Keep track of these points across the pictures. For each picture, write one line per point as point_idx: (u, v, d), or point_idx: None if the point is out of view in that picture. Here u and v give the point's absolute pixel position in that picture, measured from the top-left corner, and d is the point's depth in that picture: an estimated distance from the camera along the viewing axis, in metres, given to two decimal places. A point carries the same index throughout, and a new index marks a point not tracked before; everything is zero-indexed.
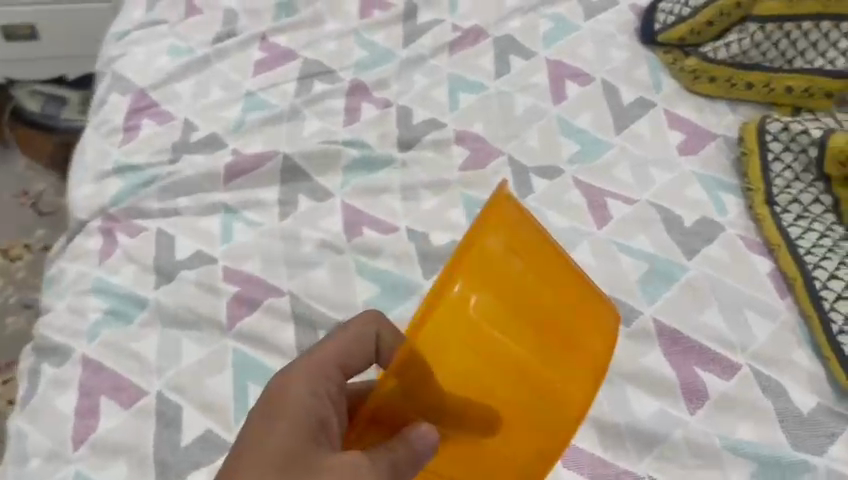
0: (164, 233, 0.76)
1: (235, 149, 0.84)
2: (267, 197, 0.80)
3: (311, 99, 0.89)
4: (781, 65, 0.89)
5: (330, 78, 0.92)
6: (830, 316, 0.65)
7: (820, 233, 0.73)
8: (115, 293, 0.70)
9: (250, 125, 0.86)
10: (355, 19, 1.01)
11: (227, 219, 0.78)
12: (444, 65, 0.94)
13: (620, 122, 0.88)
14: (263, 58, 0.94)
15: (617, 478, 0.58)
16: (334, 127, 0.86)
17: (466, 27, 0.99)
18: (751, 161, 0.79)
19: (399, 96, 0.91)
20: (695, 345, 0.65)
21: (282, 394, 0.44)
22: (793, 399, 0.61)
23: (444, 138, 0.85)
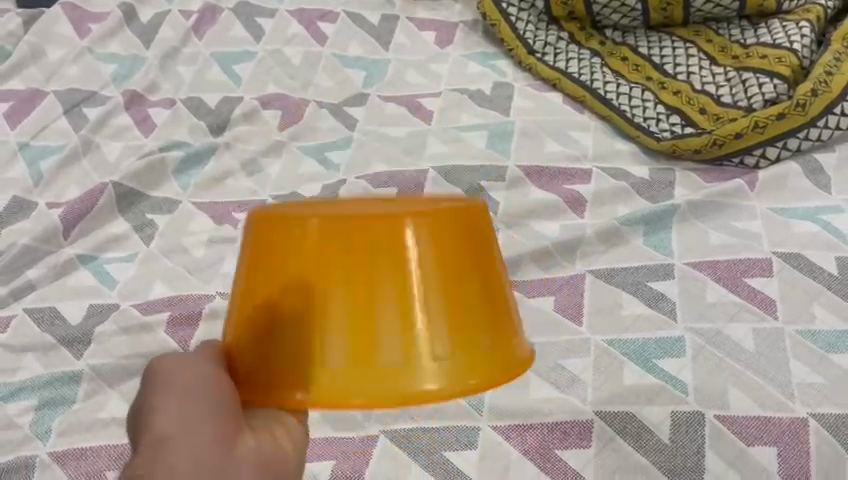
0: (35, 310, 0.68)
1: (50, 202, 0.76)
2: (121, 230, 0.75)
3: (95, 126, 0.83)
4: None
5: (97, 100, 0.87)
6: (621, 108, 0.85)
7: (576, 59, 0.92)
8: (29, 387, 0.62)
9: (50, 173, 0.78)
10: (77, 40, 0.94)
11: (93, 267, 0.72)
12: (202, 50, 0.94)
13: (381, 40, 0.97)
14: (10, 107, 0.84)
15: (569, 282, 0.70)
16: (138, 142, 0.83)
17: (196, 10, 0.99)
18: (501, 28, 0.95)
19: (178, 91, 0.89)
20: (553, 170, 0.80)
21: None
22: (634, 174, 0.79)
23: (250, 108, 0.87)
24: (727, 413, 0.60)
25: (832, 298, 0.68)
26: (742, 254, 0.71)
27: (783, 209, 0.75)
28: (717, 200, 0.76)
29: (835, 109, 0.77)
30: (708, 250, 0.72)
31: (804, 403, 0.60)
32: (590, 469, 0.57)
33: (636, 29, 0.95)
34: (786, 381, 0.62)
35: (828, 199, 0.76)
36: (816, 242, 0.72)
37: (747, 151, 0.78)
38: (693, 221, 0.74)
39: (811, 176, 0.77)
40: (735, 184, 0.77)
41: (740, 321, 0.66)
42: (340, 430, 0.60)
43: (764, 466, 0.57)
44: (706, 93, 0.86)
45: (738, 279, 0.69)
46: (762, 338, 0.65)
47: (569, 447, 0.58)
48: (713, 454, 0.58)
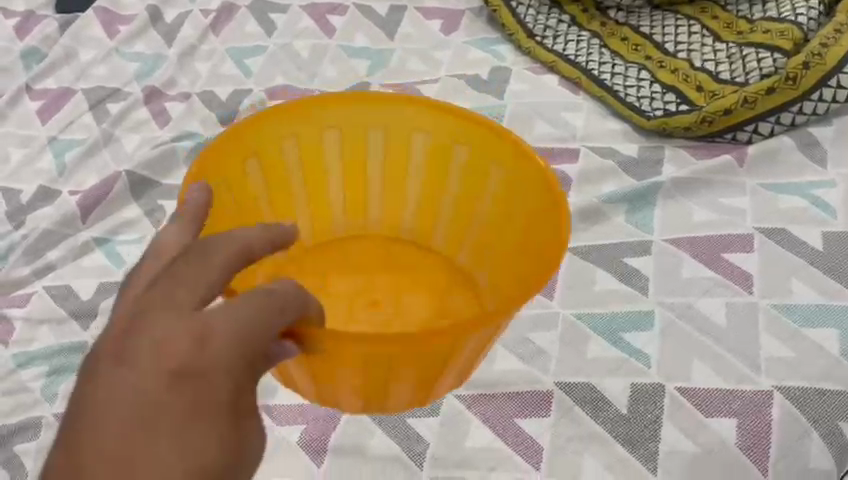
0: (53, 288, 0.75)
1: (72, 191, 0.83)
2: (133, 215, 0.81)
3: (116, 120, 0.90)
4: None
5: (120, 96, 0.94)
6: (615, 88, 0.85)
7: (575, 41, 0.92)
8: (42, 354, 0.69)
9: (72, 164, 0.85)
10: (107, 42, 1.02)
11: (106, 248, 0.78)
12: (218, 47, 0.99)
13: (387, 30, 1.00)
14: (42, 105, 0.92)
15: None
16: (154, 134, 0.89)
17: (214, 8, 1.04)
18: (502, 13, 0.96)
19: (194, 86, 0.95)
20: (542, 151, 0.81)
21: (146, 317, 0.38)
22: (622, 153, 0.80)
23: (258, 99, 0.92)
24: (689, 385, 0.60)
25: (813, 273, 0.67)
26: (724, 230, 0.71)
27: (774, 184, 0.74)
28: (705, 176, 0.75)
29: (829, 81, 0.76)
30: (690, 226, 0.72)
31: (770, 376, 0.60)
32: (546, 436, 0.58)
33: (640, 9, 0.95)
34: (755, 353, 0.62)
35: (821, 173, 0.74)
36: (803, 217, 0.71)
37: (737, 126, 0.77)
38: (677, 197, 0.74)
39: (805, 150, 0.76)
40: (725, 160, 0.76)
41: (714, 295, 0.66)
42: None
43: (723, 436, 0.58)
44: (704, 70, 0.85)
45: (717, 254, 0.69)
46: (734, 312, 0.65)
47: (527, 415, 0.60)
48: (670, 425, 0.58)
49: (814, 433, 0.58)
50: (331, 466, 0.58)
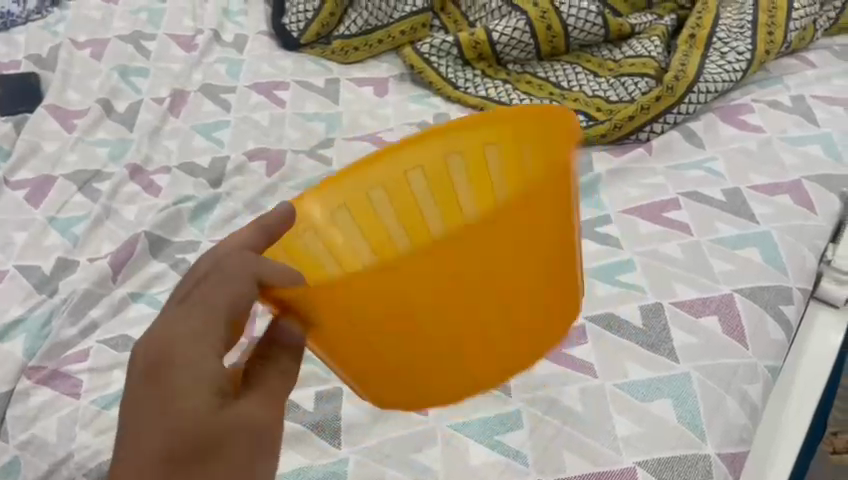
0: (108, 339, 0.79)
1: (91, 258, 0.88)
2: (159, 268, 0.87)
3: (110, 194, 0.96)
4: (387, 21, 1.22)
5: (103, 175, 1.00)
6: None
7: (493, 89, 1.14)
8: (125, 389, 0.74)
9: (85, 235, 0.90)
10: (67, 134, 1.07)
11: (144, 299, 0.84)
12: (181, 126, 1.09)
13: (331, 97, 1.15)
14: (28, 193, 0.96)
15: None
16: (151, 202, 0.96)
17: (165, 95, 1.14)
18: (428, 75, 1.16)
19: (170, 159, 1.04)
20: None
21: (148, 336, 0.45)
22: None
23: (241, 161, 1.02)
24: (676, 299, 0.80)
25: (727, 215, 0.91)
26: (656, 197, 0.94)
27: (675, 165, 0.99)
28: (627, 165, 0.99)
29: (693, 88, 1.05)
30: (629, 200, 0.94)
31: (727, 284, 0.82)
32: (593, 355, 0.75)
33: (531, 61, 1.19)
34: (712, 273, 0.83)
35: (705, 153, 1.00)
36: (706, 182, 0.96)
37: (639, 127, 1.03)
38: (614, 183, 0.97)
39: (689, 138, 1.03)
40: (637, 154, 1.01)
41: (669, 241, 0.87)
42: None
43: (712, 328, 0.77)
44: (597, 96, 1.11)
45: (659, 214, 0.91)
46: (686, 249, 0.86)
47: (574, 346, 0.76)
48: (676, 329, 0.77)
49: (768, 316, 0.80)
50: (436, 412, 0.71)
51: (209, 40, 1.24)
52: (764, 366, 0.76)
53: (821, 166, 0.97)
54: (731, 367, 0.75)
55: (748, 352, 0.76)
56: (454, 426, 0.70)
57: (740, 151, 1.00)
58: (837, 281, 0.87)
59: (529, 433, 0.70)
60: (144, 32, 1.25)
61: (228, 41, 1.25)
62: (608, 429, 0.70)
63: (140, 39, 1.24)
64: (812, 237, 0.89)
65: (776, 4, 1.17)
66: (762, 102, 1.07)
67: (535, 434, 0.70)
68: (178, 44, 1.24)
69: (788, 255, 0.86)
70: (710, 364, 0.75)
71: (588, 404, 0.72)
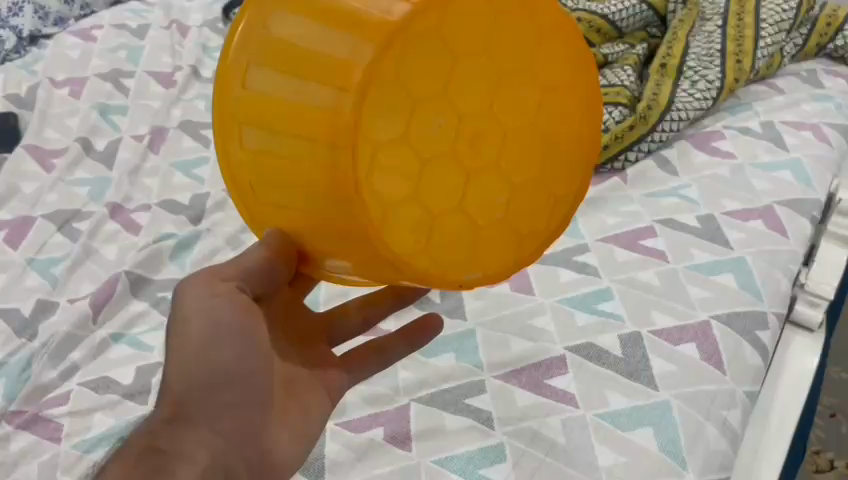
0: (89, 382, 0.79)
1: (71, 299, 0.88)
2: (140, 307, 0.87)
3: (90, 233, 0.96)
4: None
5: (83, 215, 1.00)
6: None
7: None
8: (107, 431, 0.74)
9: (65, 276, 0.90)
10: (46, 174, 1.07)
11: (125, 339, 0.84)
12: (161, 163, 1.10)
13: None
14: (7, 234, 0.96)
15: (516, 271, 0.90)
16: (131, 240, 0.96)
17: (144, 132, 1.15)
18: None
19: (150, 197, 1.04)
20: None
21: None
22: None
23: (221, 197, 1.03)
24: (654, 327, 0.82)
25: (703, 243, 0.92)
26: (632, 225, 0.95)
27: (651, 193, 1.01)
28: (604, 195, 1.01)
29: (664, 118, 1.07)
30: (606, 228, 0.95)
31: (704, 311, 0.83)
32: (575, 385, 0.76)
33: None
34: (689, 300, 0.84)
35: (679, 180, 1.02)
36: (681, 209, 0.97)
37: (613, 156, 1.05)
38: (591, 212, 0.98)
39: (663, 167, 1.05)
40: (612, 184, 1.03)
41: (646, 269, 0.89)
42: (377, 405, 0.76)
43: (690, 356, 0.79)
44: None
45: (635, 242, 0.93)
46: (663, 276, 0.88)
47: (555, 376, 0.77)
48: (655, 357, 0.78)
49: (744, 341, 0.81)
50: (419, 448, 0.71)
51: (188, 76, 1.25)
52: (742, 391, 0.77)
53: (792, 191, 0.99)
54: (709, 393, 0.76)
55: (726, 378, 0.77)
56: (438, 460, 0.70)
57: (713, 178, 1.02)
58: (811, 305, 0.88)
59: (512, 466, 0.70)
60: (123, 70, 1.26)
61: (207, 77, 1.26)
62: (590, 459, 0.70)
63: (119, 77, 1.25)
64: (785, 262, 0.91)
65: (743, 33, 1.20)
66: (733, 128, 1.10)
67: (517, 466, 0.70)
68: (158, 80, 1.25)
69: (763, 280, 0.87)
70: (689, 391, 0.75)
71: (571, 435, 0.72)
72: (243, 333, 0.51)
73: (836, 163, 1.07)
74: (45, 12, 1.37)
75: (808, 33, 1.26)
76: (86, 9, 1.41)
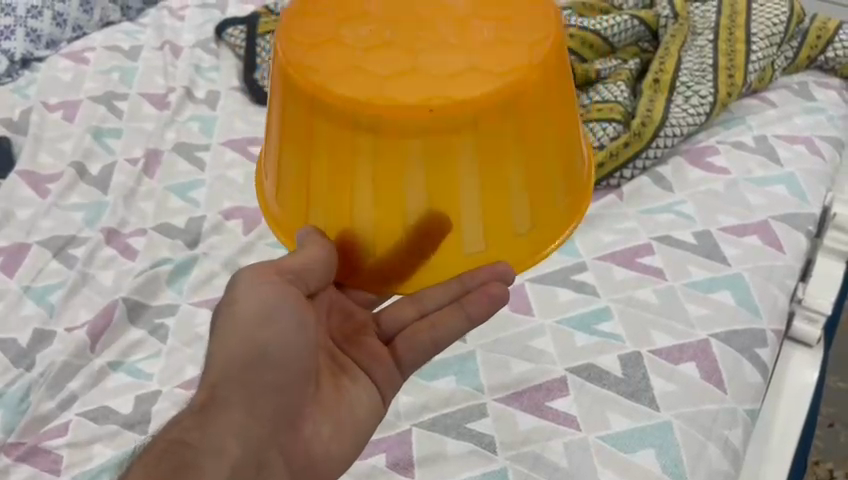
0: (87, 412, 0.78)
1: (68, 327, 0.88)
2: (138, 334, 0.87)
3: (86, 260, 0.95)
4: None
5: (79, 241, 1.00)
6: None
7: None
8: (107, 464, 0.73)
9: (61, 304, 0.90)
10: (41, 199, 1.06)
11: (124, 367, 0.83)
12: (156, 186, 1.09)
13: None
14: (2, 262, 0.95)
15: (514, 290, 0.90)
16: (128, 266, 0.96)
17: (139, 155, 1.14)
18: None
19: (146, 221, 1.03)
20: None
21: None
22: None
23: (217, 221, 1.03)
24: (655, 347, 0.82)
25: (700, 259, 0.92)
26: (629, 242, 0.95)
27: (647, 209, 1.01)
28: (600, 211, 1.01)
29: (659, 134, 1.08)
30: (603, 246, 0.95)
31: (703, 329, 0.83)
32: (576, 407, 0.76)
33: None
34: (687, 318, 0.85)
35: (675, 196, 1.03)
36: (677, 226, 0.98)
37: (609, 174, 1.05)
38: (588, 229, 0.98)
39: (658, 183, 1.05)
40: (608, 201, 1.03)
41: (644, 287, 0.89)
42: (378, 431, 0.75)
43: (691, 375, 0.79)
44: None
45: (632, 260, 0.93)
46: (662, 294, 0.88)
47: (556, 398, 0.77)
48: (656, 377, 0.79)
49: (744, 360, 0.81)
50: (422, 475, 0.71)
51: (182, 97, 1.24)
52: (743, 410, 0.77)
53: (787, 206, 1.00)
54: (710, 413, 0.76)
55: (727, 397, 0.77)
56: None
57: (709, 193, 1.02)
58: (808, 320, 0.89)
59: None
60: (116, 92, 1.26)
61: (200, 98, 1.26)
62: None
63: (112, 100, 1.25)
64: (782, 277, 0.91)
65: (735, 47, 1.21)
66: (727, 143, 1.10)
67: None
68: (151, 102, 1.25)
69: (761, 296, 0.88)
70: (690, 411, 0.76)
71: (573, 458, 0.72)
72: (288, 319, 0.55)
73: (829, 176, 1.08)
74: (36, 35, 1.35)
75: (798, 46, 1.28)
76: (77, 30, 1.41)
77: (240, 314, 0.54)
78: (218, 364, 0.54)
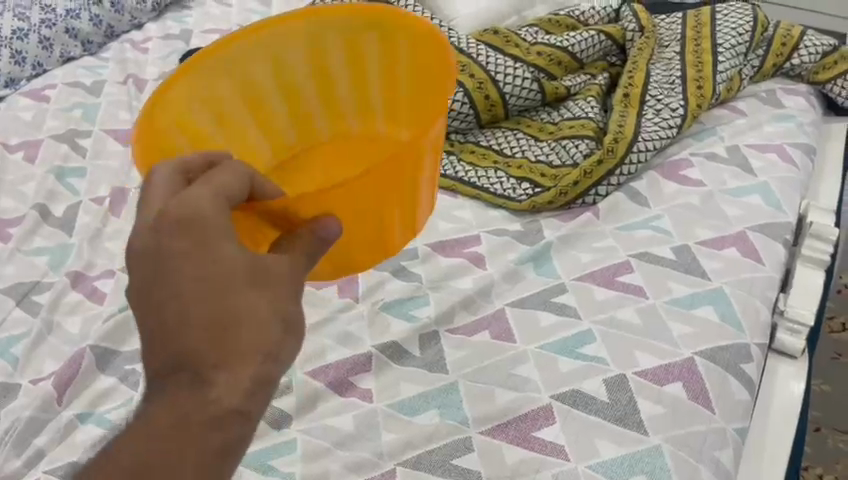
0: (55, 469, 0.75)
1: (34, 380, 0.84)
2: (107, 382, 0.84)
3: (52, 307, 0.92)
4: None
5: (43, 287, 0.96)
6: (485, 185, 1.08)
7: None
8: None
9: (26, 355, 0.86)
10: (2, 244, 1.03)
11: (93, 418, 0.80)
12: (123, 226, 1.06)
13: None
14: None
15: (495, 315, 0.88)
16: (95, 311, 0.93)
17: (104, 194, 1.11)
18: None
19: (113, 262, 1.00)
20: (450, 242, 0.99)
21: (183, 236, 0.47)
22: (511, 229, 1.02)
23: None
24: (640, 368, 0.80)
25: (679, 275, 0.91)
26: (608, 261, 0.94)
27: (624, 226, 1.00)
28: (577, 230, 1.00)
29: (632, 149, 1.07)
30: (582, 266, 0.94)
31: (687, 347, 0.82)
32: (563, 436, 0.74)
33: (472, 130, 1.20)
34: (671, 337, 0.83)
35: (651, 211, 1.02)
36: (655, 242, 0.97)
37: (584, 191, 1.04)
38: (565, 249, 0.97)
39: (633, 198, 1.05)
40: (585, 218, 1.02)
41: (626, 306, 0.88)
42: (360, 473, 0.73)
43: (677, 396, 0.77)
44: (540, 162, 1.11)
45: (612, 279, 0.91)
46: (644, 313, 0.86)
47: (542, 426, 0.75)
48: (643, 400, 0.77)
49: (730, 376, 0.80)
50: None
51: None
52: (732, 429, 0.77)
53: (763, 216, 0.99)
54: (700, 435, 0.75)
55: (715, 417, 0.76)
56: None
57: (685, 207, 1.02)
58: (791, 332, 0.88)
59: None
60: (79, 130, 1.23)
61: None
62: None
63: (75, 137, 1.22)
64: (763, 289, 0.90)
65: (701, 59, 1.21)
66: (700, 155, 1.10)
67: None
68: (116, 138, 1.22)
69: (743, 310, 0.87)
70: (681, 434, 0.74)
71: None
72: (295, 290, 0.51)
73: (802, 183, 1.08)
74: None
75: (764, 54, 1.28)
76: (37, 68, 1.37)
77: (239, 344, 0.46)
78: (246, 346, 0.47)
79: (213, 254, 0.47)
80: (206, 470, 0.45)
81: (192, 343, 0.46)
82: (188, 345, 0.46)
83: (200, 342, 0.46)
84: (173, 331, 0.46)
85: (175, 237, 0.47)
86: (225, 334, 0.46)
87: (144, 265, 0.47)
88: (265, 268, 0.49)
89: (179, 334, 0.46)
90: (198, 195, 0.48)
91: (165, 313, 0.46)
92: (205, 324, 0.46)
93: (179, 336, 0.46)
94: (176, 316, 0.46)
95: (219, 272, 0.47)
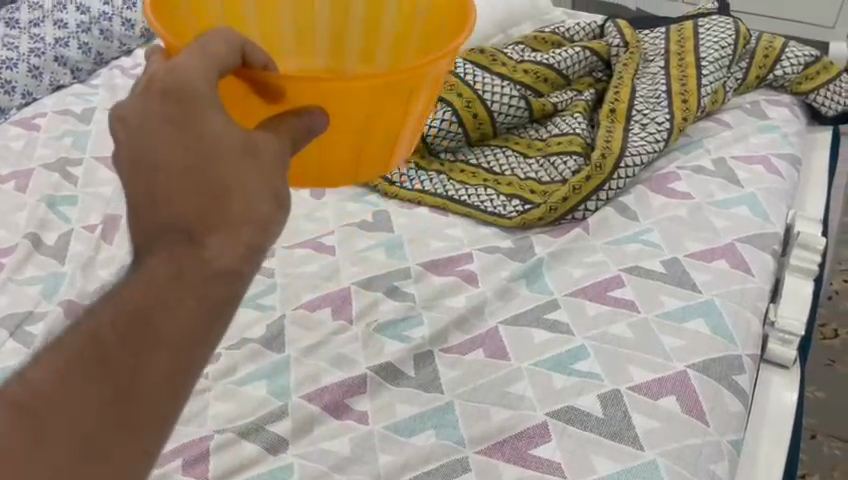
0: None
1: None
2: None
3: (45, 337, 0.92)
4: None
5: (37, 318, 0.96)
6: (475, 203, 1.08)
7: (426, 179, 1.14)
8: None
9: None
10: None
11: None
12: (115, 254, 1.06)
13: None
14: None
15: (489, 333, 0.88)
16: None
17: (96, 222, 1.11)
18: None
19: None
20: (441, 259, 0.99)
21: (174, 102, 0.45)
22: (502, 246, 1.03)
23: None
24: (633, 383, 0.81)
25: (670, 288, 0.92)
26: (599, 276, 0.95)
27: (613, 241, 1.01)
28: (568, 245, 1.00)
29: (620, 164, 1.08)
30: (573, 282, 0.94)
31: (680, 360, 0.83)
32: (559, 453, 0.75)
33: (462, 148, 1.20)
34: (663, 350, 0.84)
35: (641, 225, 1.03)
36: (645, 255, 0.97)
37: (573, 207, 1.05)
38: (556, 265, 0.98)
39: (623, 213, 1.06)
40: (575, 234, 1.02)
41: (618, 321, 0.88)
42: None
43: (671, 409, 0.78)
44: (530, 179, 1.12)
45: (604, 294, 0.92)
46: (636, 328, 0.87)
47: (539, 444, 0.76)
48: (637, 415, 0.77)
49: (723, 388, 0.81)
50: None
51: None
52: (727, 442, 0.77)
53: (751, 227, 1.01)
54: (695, 448, 0.75)
55: (710, 430, 0.77)
56: None
57: (674, 220, 1.03)
58: (781, 342, 0.89)
59: None
60: (70, 158, 1.23)
61: None
62: None
63: (66, 166, 1.22)
64: (753, 300, 0.91)
65: (685, 73, 1.23)
66: (688, 168, 1.11)
67: None
68: (107, 166, 1.22)
69: (734, 322, 0.88)
70: (676, 447, 0.75)
71: None
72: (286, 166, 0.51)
73: (789, 194, 1.09)
74: None
75: (747, 66, 1.29)
76: (27, 97, 1.38)
77: (233, 212, 0.47)
78: (238, 220, 0.47)
79: (201, 124, 0.46)
80: (209, 319, 0.46)
81: (187, 206, 0.46)
82: (180, 207, 0.46)
83: (193, 203, 0.46)
84: (163, 197, 0.46)
85: (161, 102, 0.46)
86: (221, 201, 0.47)
87: (131, 129, 0.46)
88: (256, 145, 0.48)
89: (169, 196, 0.46)
90: (186, 64, 0.46)
91: (154, 173, 0.46)
92: (199, 189, 0.46)
93: (171, 199, 0.46)
94: (166, 175, 0.46)
95: (205, 143, 0.46)
